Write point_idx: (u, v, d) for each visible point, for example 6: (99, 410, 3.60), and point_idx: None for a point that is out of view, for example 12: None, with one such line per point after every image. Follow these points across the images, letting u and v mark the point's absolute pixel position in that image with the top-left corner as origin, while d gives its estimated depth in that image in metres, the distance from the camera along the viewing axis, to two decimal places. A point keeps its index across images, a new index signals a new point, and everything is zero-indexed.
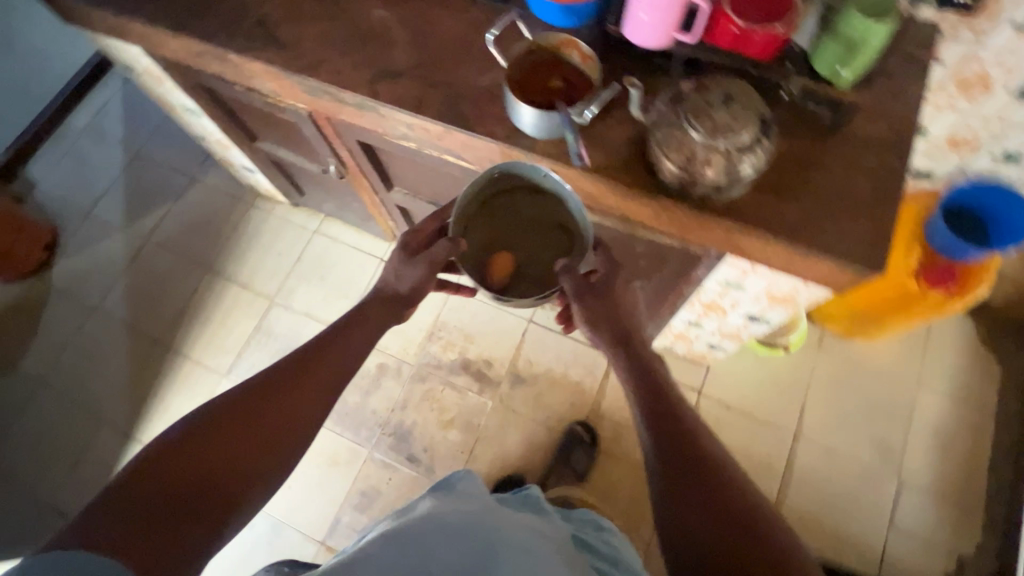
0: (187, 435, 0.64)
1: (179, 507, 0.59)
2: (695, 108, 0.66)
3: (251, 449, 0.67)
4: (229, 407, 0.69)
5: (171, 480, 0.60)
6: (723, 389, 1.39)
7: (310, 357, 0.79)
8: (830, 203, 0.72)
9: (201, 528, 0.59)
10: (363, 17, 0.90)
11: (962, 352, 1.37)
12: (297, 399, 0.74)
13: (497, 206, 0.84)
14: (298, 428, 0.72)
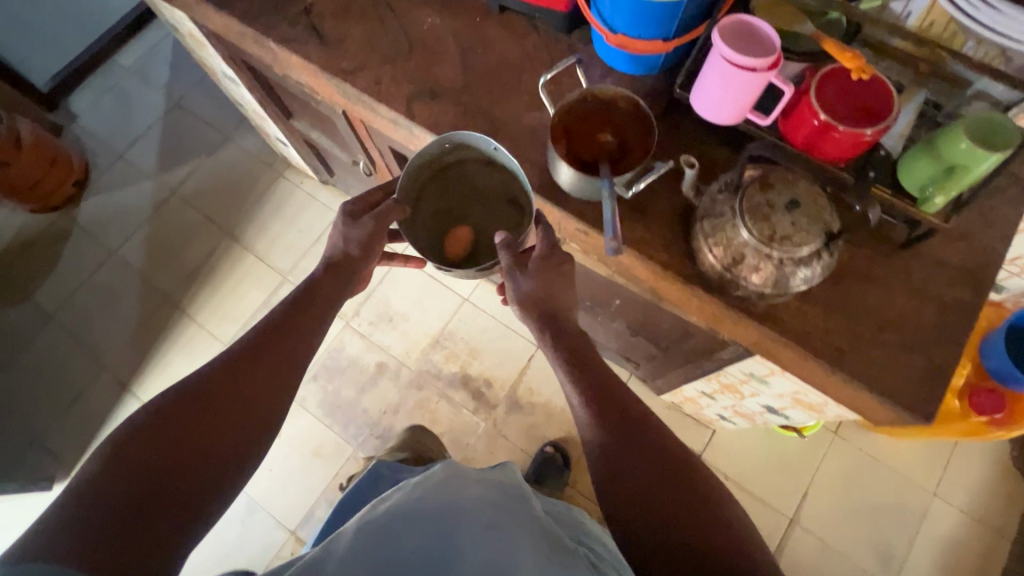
0: (148, 428, 0.60)
1: (144, 502, 0.55)
2: (754, 206, 0.58)
3: (219, 438, 0.63)
4: (192, 395, 0.64)
5: (134, 476, 0.56)
6: (725, 458, 1.33)
7: (276, 329, 0.74)
8: (884, 329, 0.64)
9: (170, 521, 0.56)
10: (414, 24, 0.83)
11: (988, 466, 1.28)
12: (265, 380, 0.70)
13: (453, 176, 0.79)
14: (266, 411, 0.69)
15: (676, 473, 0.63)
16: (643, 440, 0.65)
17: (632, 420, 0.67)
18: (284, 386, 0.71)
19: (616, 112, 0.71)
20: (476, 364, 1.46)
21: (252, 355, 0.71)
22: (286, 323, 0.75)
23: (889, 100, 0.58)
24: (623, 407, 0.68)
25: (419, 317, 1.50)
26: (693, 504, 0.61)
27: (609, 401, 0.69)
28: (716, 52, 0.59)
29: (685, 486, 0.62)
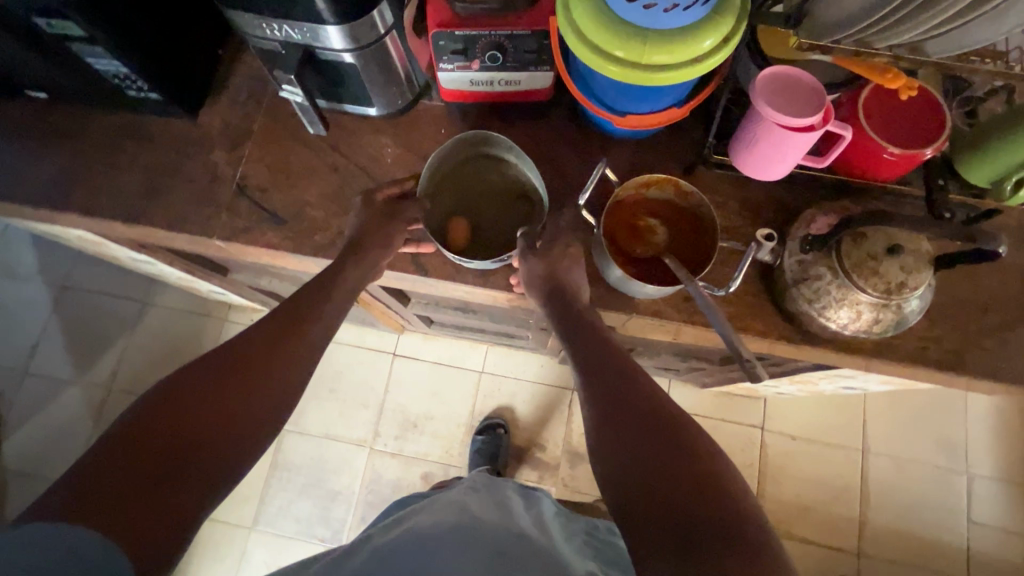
0: (164, 397, 0.51)
1: (167, 469, 0.47)
2: (857, 263, 0.55)
3: (238, 420, 0.53)
4: (205, 369, 0.54)
5: (157, 441, 0.48)
6: (786, 421, 1.35)
7: (285, 311, 0.61)
8: (982, 315, 0.64)
9: (188, 491, 0.47)
10: (374, 160, 0.71)
11: None
12: (277, 368, 0.57)
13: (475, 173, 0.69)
14: (278, 398, 0.56)
15: (689, 436, 0.51)
16: (654, 416, 0.53)
17: (637, 400, 0.54)
18: (298, 378, 0.59)
19: (646, 192, 0.64)
20: (520, 432, 1.38)
21: (267, 335, 0.59)
22: (303, 301, 0.62)
23: (935, 111, 0.56)
24: (636, 381, 0.56)
25: (442, 410, 1.40)
26: (707, 480, 0.47)
27: (615, 373, 0.57)
28: (765, 118, 0.54)
29: (702, 456, 0.49)
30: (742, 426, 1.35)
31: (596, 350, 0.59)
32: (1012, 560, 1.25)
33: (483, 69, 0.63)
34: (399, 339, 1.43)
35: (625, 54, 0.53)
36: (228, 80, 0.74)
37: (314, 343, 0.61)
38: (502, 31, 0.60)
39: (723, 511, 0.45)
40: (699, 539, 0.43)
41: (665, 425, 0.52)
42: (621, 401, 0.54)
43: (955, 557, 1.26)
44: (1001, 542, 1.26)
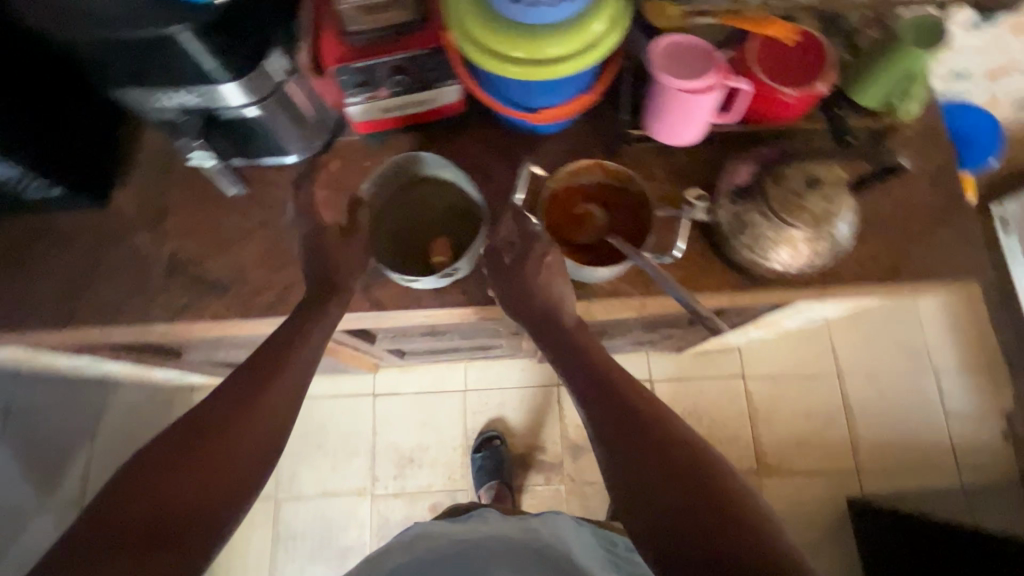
0: (146, 469, 0.52)
1: (160, 538, 0.48)
2: (784, 204, 0.58)
3: (223, 480, 0.53)
4: (182, 436, 0.55)
5: (145, 513, 0.49)
6: (763, 364, 1.40)
7: (255, 367, 0.61)
8: (908, 225, 0.67)
9: (182, 554, 0.48)
10: (304, 207, 0.70)
11: None
12: (254, 423, 0.57)
13: (411, 196, 0.69)
14: (259, 444, 0.57)
15: (670, 434, 0.54)
16: (638, 420, 0.55)
17: (621, 406, 0.57)
18: (279, 428, 0.59)
19: (577, 179, 0.65)
20: (517, 440, 1.38)
21: (243, 383, 0.60)
22: (275, 347, 0.62)
23: (817, 49, 0.60)
24: (616, 386, 0.59)
25: (435, 437, 1.38)
26: (693, 476, 0.50)
27: (596, 382, 0.60)
28: (669, 88, 0.56)
29: (688, 453, 0.52)
30: (726, 379, 1.39)
31: (574, 361, 0.62)
32: (992, 442, 1.33)
33: (392, 95, 0.63)
34: (375, 378, 1.41)
35: (523, 53, 0.55)
36: (135, 159, 0.72)
37: (289, 394, 0.61)
38: (400, 54, 0.60)
39: (720, 505, 0.48)
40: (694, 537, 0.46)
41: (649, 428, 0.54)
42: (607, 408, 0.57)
43: (942, 451, 1.33)
44: (978, 427, 1.34)
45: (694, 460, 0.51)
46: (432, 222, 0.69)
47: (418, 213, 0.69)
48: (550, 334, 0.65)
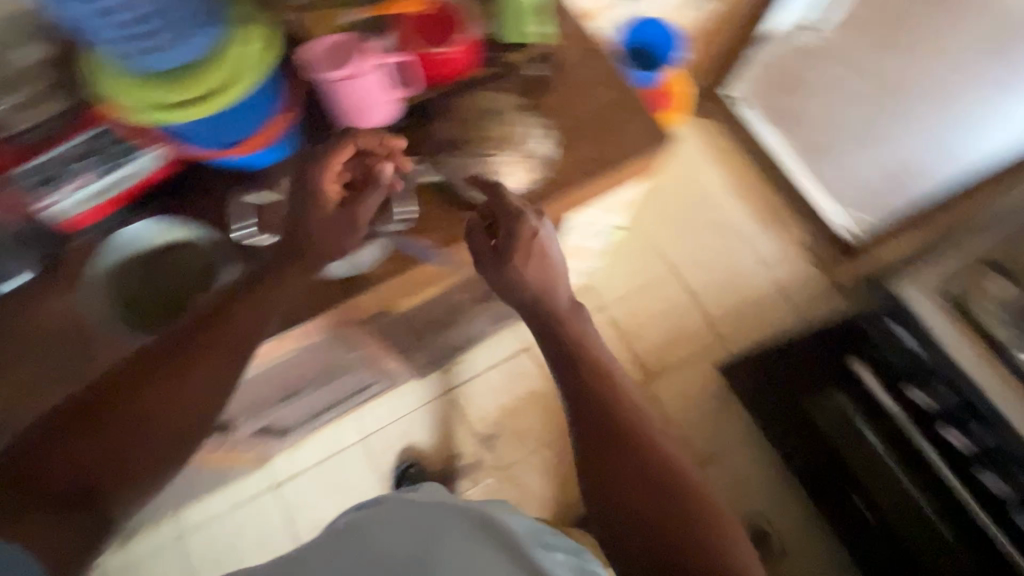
0: (64, 434, 0.55)
1: (71, 500, 0.54)
2: (479, 141, 0.69)
3: (141, 449, 0.58)
4: (106, 400, 0.57)
5: (58, 476, 0.54)
6: (613, 290, 1.53)
7: (183, 335, 0.60)
8: (609, 115, 0.75)
9: (88, 518, 0.54)
10: (41, 327, 0.65)
11: (689, 131, 1.73)
12: (182, 388, 0.59)
13: (152, 258, 0.65)
14: (194, 403, 0.60)
15: (657, 450, 0.60)
16: (629, 435, 0.61)
17: (608, 417, 0.62)
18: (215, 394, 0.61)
19: None
20: (432, 458, 1.38)
21: (182, 340, 0.60)
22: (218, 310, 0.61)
23: (448, 13, 0.70)
24: (610, 398, 0.64)
25: (353, 495, 1.34)
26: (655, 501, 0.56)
27: (591, 389, 0.64)
28: (342, 80, 0.63)
29: (670, 470, 0.59)
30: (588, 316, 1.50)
31: (565, 364, 0.66)
32: (802, 271, 1.57)
33: (95, 178, 0.62)
34: (271, 467, 1.34)
35: (189, 91, 0.59)
36: None
37: (223, 365, 0.60)
38: (68, 143, 0.62)
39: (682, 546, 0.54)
40: (658, 550, 0.54)
41: (632, 447, 0.60)
42: (593, 417, 0.62)
43: (774, 296, 1.54)
44: (788, 265, 1.57)
45: (672, 475, 0.58)
46: (176, 280, 0.65)
47: (160, 273, 0.65)
48: (550, 325, 0.68)
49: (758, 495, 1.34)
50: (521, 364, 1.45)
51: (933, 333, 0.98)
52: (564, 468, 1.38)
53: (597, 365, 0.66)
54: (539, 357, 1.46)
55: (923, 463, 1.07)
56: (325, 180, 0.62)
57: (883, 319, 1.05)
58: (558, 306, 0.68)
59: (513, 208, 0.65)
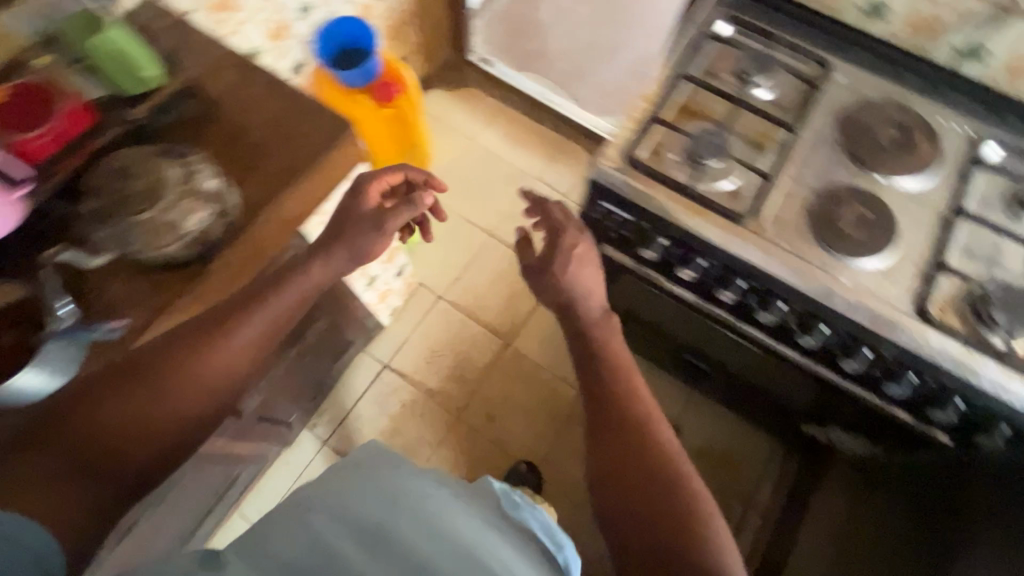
0: (97, 397, 0.62)
1: (95, 466, 0.60)
2: (126, 202, 0.67)
3: (173, 419, 0.65)
4: (137, 366, 0.64)
5: (87, 436, 0.60)
6: (444, 277, 1.57)
7: (223, 312, 0.69)
8: (276, 125, 0.76)
9: (111, 482, 0.60)
10: None
11: (457, 102, 1.78)
12: (193, 373, 0.66)
13: None
14: (209, 392, 0.67)
15: (653, 446, 0.68)
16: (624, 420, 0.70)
17: (605, 405, 0.72)
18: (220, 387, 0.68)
19: None
20: None
21: (197, 333, 0.67)
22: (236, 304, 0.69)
23: (40, 87, 0.69)
24: (612, 381, 0.74)
25: None
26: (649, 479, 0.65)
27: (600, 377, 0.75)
28: None
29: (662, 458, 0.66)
30: (430, 309, 1.53)
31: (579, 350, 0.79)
32: None
33: None
34: None
35: None
36: None
37: (230, 360, 0.68)
38: None
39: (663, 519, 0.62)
40: (649, 531, 0.62)
41: (636, 434, 0.69)
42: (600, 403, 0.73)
43: None
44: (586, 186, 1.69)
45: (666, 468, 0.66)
46: None
47: None
48: (574, 323, 0.79)
49: None
50: (387, 381, 1.46)
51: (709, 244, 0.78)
52: (464, 455, 1.40)
53: (607, 349, 0.77)
54: (401, 367, 1.48)
55: (771, 352, 0.91)
56: (372, 188, 0.79)
57: (592, 204, 0.86)
58: (589, 319, 0.79)
59: (558, 220, 0.82)
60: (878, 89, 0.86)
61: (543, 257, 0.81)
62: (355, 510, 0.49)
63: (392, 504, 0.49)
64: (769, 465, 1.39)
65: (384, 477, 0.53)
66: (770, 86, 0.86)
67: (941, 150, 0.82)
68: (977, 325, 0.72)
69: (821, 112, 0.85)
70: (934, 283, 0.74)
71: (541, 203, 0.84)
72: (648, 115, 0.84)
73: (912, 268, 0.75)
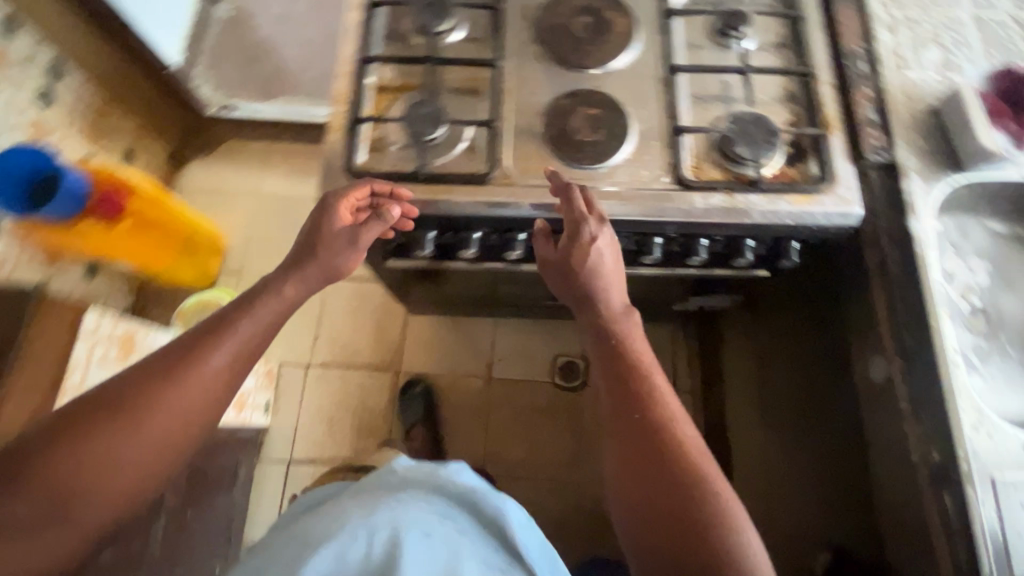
0: (65, 441, 0.53)
1: (55, 515, 0.52)
2: None
3: (150, 465, 0.56)
4: (102, 407, 0.55)
5: (49, 491, 0.52)
6: (300, 343, 1.45)
7: (193, 340, 0.60)
8: None
9: (73, 530, 0.53)
10: None
11: (221, 162, 1.60)
12: (163, 406, 0.56)
13: None
14: (179, 433, 0.57)
15: (695, 489, 0.58)
16: (663, 460, 0.59)
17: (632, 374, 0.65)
18: (197, 425, 0.58)
19: None
20: None
21: (166, 362, 0.58)
22: (200, 336, 0.60)
23: None
24: (641, 390, 0.64)
25: None
26: (676, 479, 0.58)
27: (625, 399, 0.64)
28: None
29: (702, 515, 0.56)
30: (304, 382, 1.42)
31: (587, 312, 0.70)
32: None
33: None
34: None
35: None
36: None
37: (202, 394, 0.58)
38: None
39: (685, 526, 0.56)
40: (663, 542, 0.56)
41: (674, 479, 0.58)
42: (632, 437, 0.62)
43: None
44: None
45: (709, 530, 0.55)
46: None
47: None
48: (591, 313, 0.70)
49: (535, 352, 1.45)
50: (300, 474, 1.36)
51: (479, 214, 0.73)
52: None
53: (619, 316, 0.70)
54: (307, 453, 1.37)
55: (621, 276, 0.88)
56: (343, 209, 0.68)
57: None
58: (607, 309, 0.70)
59: (581, 213, 0.68)
60: None
61: (564, 252, 0.70)
62: (351, 544, 0.57)
63: (395, 533, 0.58)
64: (675, 345, 1.45)
65: (379, 512, 0.60)
66: (456, 26, 0.81)
67: (634, 15, 0.81)
68: (730, 166, 0.74)
69: (514, 31, 0.81)
70: (679, 146, 0.74)
71: (565, 190, 0.68)
72: (349, 115, 0.76)
73: (655, 141, 0.75)
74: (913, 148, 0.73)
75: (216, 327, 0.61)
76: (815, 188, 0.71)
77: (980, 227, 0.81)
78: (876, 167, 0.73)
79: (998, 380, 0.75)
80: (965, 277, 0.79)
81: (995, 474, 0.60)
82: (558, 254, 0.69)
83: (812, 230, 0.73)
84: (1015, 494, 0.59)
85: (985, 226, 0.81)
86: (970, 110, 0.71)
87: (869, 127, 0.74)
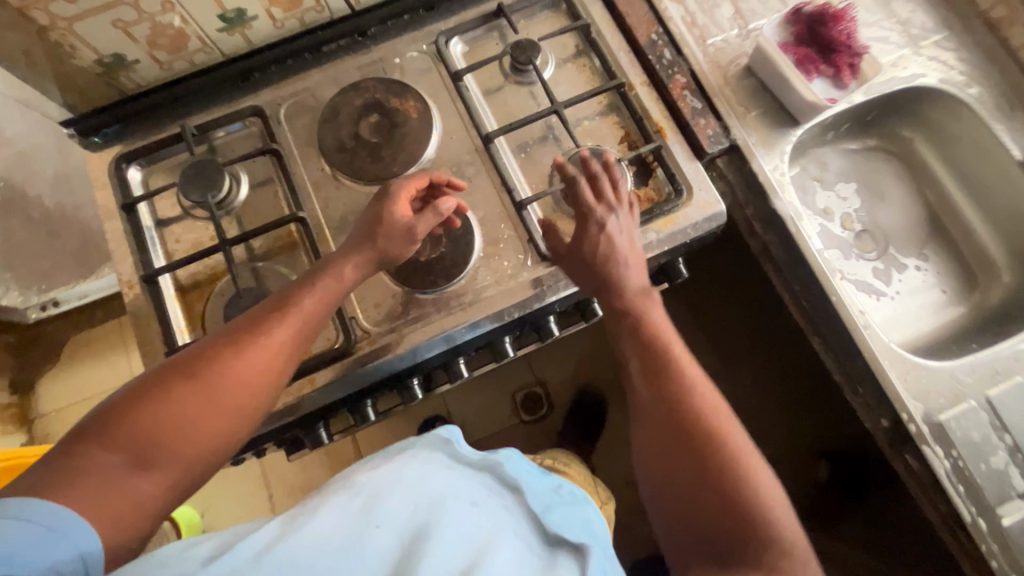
0: (141, 395, 0.45)
1: (141, 463, 0.43)
2: None
3: (229, 426, 0.47)
4: (178, 369, 0.47)
5: (132, 439, 0.43)
6: (257, 510, 1.33)
7: (260, 312, 0.52)
8: None
9: (157, 483, 0.43)
10: None
11: (73, 370, 1.40)
12: (247, 362, 0.49)
13: None
14: (261, 397, 0.49)
15: (739, 478, 0.51)
16: (711, 468, 0.52)
17: (667, 367, 0.58)
18: (274, 391, 0.50)
19: None
20: None
21: (242, 328, 0.51)
22: (269, 305, 0.53)
23: None
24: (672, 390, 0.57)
25: None
26: (715, 480, 0.51)
27: (663, 392, 0.57)
28: None
29: (755, 513, 0.50)
30: None
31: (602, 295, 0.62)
32: None
33: None
34: None
35: None
36: None
37: (281, 354, 0.51)
38: None
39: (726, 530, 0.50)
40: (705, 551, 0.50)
41: (711, 477, 0.52)
42: (677, 439, 0.54)
43: None
44: None
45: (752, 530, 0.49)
46: None
47: None
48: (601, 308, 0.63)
49: (490, 402, 1.39)
50: None
51: (357, 386, 0.65)
52: None
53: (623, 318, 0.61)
54: None
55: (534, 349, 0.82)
56: (404, 195, 0.60)
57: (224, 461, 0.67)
58: (623, 294, 0.61)
59: (588, 205, 0.63)
60: (321, 85, 0.73)
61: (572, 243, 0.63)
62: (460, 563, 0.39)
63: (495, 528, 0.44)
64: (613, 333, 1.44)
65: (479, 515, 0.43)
66: (235, 184, 0.70)
67: (419, 90, 0.72)
68: None
69: (304, 163, 0.71)
70: (527, 222, 0.67)
71: (571, 182, 0.64)
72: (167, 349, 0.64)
73: (502, 224, 0.68)
74: (747, 122, 0.71)
75: (280, 301, 0.54)
76: (674, 205, 0.66)
77: (832, 152, 0.81)
78: (721, 154, 0.70)
79: (906, 292, 0.77)
80: (839, 208, 0.80)
81: (939, 415, 0.61)
82: (569, 246, 0.63)
83: (690, 244, 0.68)
84: (962, 424, 0.61)
85: (838, 149, 0.81)
86: (782, 67, 0.67)
87: (699, 117, 0.70)
